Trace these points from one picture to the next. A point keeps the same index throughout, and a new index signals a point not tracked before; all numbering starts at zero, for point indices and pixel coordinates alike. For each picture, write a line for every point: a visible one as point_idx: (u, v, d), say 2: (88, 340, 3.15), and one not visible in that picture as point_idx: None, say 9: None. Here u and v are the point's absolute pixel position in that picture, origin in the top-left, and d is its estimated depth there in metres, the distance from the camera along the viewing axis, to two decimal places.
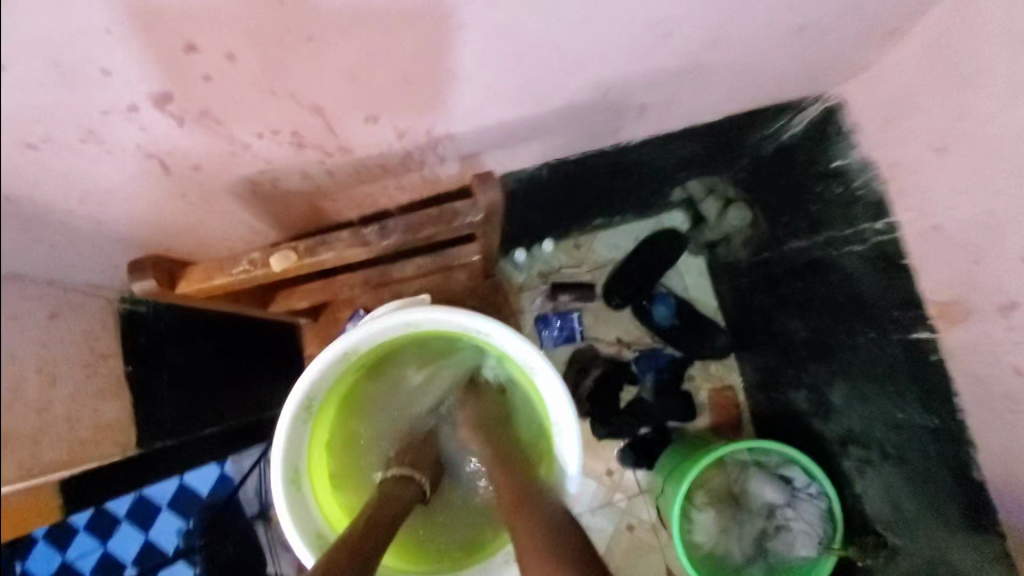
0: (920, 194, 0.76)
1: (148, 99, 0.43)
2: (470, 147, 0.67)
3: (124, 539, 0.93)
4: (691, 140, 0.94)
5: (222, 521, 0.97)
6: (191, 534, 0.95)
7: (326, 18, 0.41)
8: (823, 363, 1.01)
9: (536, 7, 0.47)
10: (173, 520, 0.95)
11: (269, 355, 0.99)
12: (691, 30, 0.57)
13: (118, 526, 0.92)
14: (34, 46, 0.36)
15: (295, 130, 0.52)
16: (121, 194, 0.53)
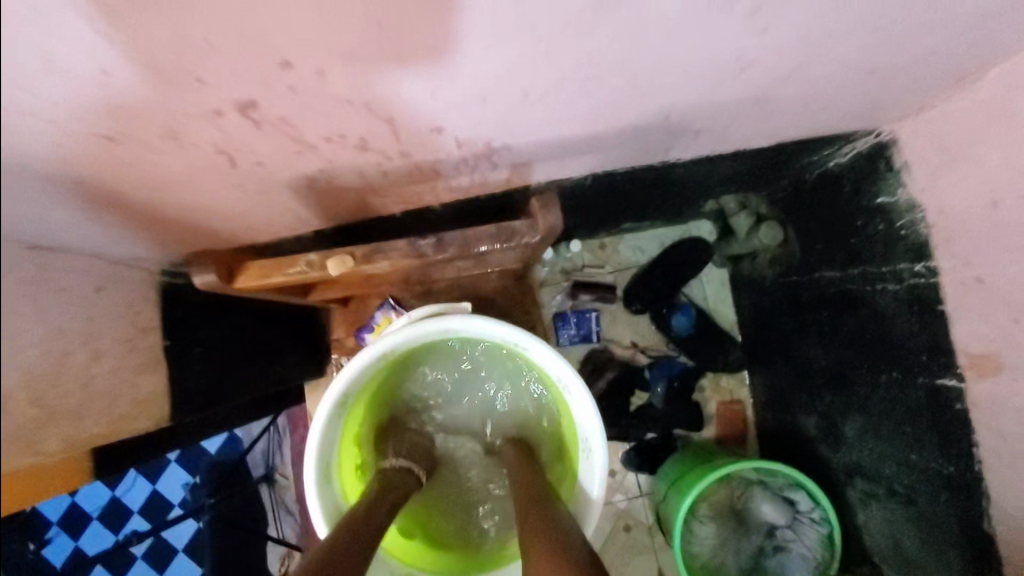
0: (967, 242, 0.75)
1: (234, 104, 0.43)
2: (525, 157, 0.67)
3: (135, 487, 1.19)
4: (736, 160, 0.95)
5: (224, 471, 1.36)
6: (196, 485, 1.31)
7: (416, 41, 0.41)
8: (841, 396, 1.02)
9: (621, 41, 0.46)
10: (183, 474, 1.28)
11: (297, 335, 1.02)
12: (767, 67, 0.55)
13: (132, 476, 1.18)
14: (135, 54, 0.36)
15: (363, 136, 0.52)
16: (186, 183, 0.54)
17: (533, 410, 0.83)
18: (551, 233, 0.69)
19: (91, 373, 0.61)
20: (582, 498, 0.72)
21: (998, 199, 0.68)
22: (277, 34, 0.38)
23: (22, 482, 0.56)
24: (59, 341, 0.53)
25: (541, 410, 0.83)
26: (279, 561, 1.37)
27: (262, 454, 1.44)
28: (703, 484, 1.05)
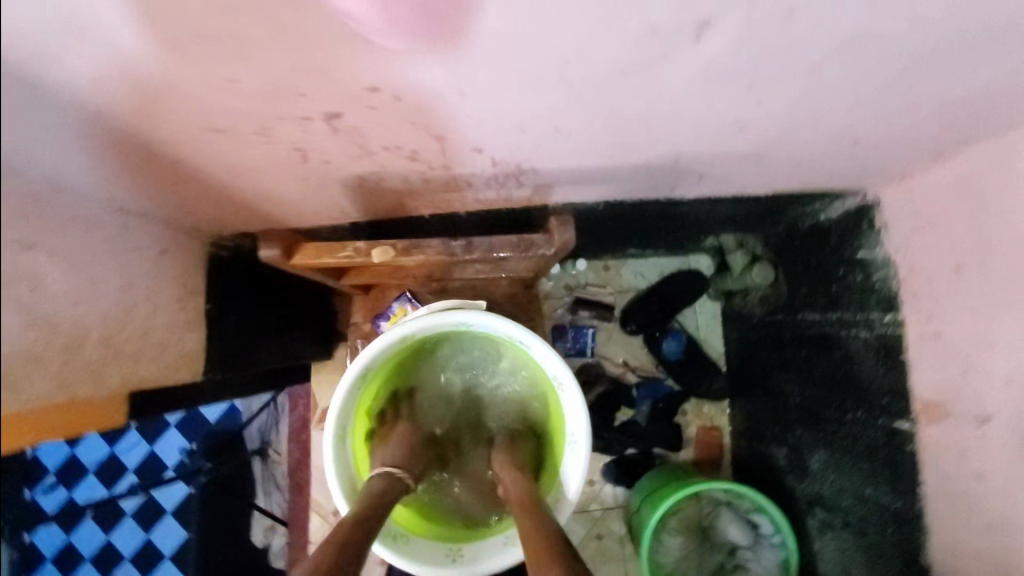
0: (931, 300, 0.83)
1: (322, 115, 0.51)
2: (548, 179, 0.75)
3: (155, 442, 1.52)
4: (735, 205, 1.06)
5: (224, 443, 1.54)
6: (193, 453, 1.54)
7: (479, 82, 0.48)
8: (811, 431, 1.09)
9: (644, 97, 0.54)
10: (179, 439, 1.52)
11: (315, 319, 1.12)
12: (762, 129, 0.64)
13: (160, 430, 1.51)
14: (257, 69, 0.44)
15: (415, 149, 0.61)
16: (259, 170, 0.63)
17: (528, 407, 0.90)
18: (564, 249, 0.74)
19: (147, 326, 0.69)
20: (560, 492, 0.80)
21: (960, 265, 0.77)
22: (372, 70, 0.45)
23: (62, 414, 0.60)
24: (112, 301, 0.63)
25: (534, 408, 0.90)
26: (262, 531, 1.50)
27: (258, 429, 1.55)
28: (671, 502, 1.12)
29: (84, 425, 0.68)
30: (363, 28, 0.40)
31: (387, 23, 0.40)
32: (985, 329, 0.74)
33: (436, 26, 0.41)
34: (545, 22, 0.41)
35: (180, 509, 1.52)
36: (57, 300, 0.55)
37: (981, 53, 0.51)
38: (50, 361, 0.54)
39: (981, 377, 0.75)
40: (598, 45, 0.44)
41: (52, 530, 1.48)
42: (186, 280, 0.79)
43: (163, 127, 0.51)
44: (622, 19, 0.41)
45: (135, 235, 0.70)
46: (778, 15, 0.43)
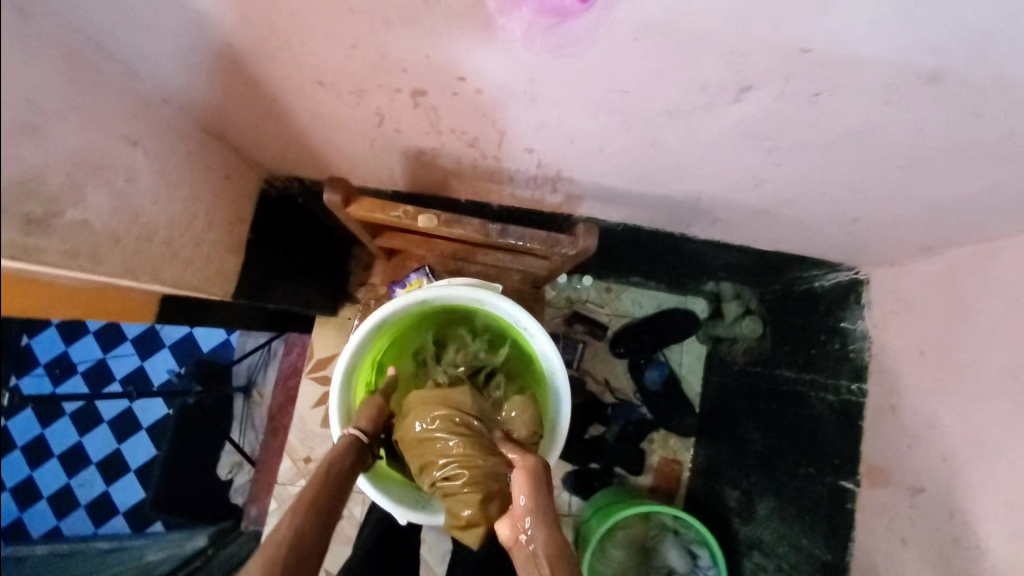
0: (894, 377, 0.92)
1: (411, 91, 0.60)
2: (580, 191, 0.84)
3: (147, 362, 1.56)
4: (743, 254, 1.13)
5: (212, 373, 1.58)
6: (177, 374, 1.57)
7: (551, 94, 0.57)
8: (764, 477, 1.17)
9: (684, 140, 0.62)
10: (170, 361, 1.57)
11: (323, 275, 1.19)
12: (774, 189, 0.72)
13: (157, 348, 1.56)
14: (375, 47, 0.53)
15: (477, 138, 0.69)
16: (338, 125, 0.71)
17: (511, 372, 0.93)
18: (584, 253, 0.80)
19: (203, 239, 0.77)
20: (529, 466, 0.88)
21: (924, 349, 0.86)
22: (466, 67, 0.54)
23: (112, 299, 0.65)
24: (178, 207, 0.70)
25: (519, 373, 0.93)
26: (229, 465, 1.58)
27: (247, 368, 1.65)
28: (619, 517, 1.19)
29: (134, 316, 0.70)
30: (498, 34, 0.48)
31: (516, 36, 0.48)
32: (937, 410, 0.82)
33: (559, 50, 0.49)
34: (627, 60, 0.50)
35: (157, 427, 1.58)
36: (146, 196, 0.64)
37: (960, 173, 0.59)
38: (128, 246, 0.62)
39: (924, 453, 0.84)
40: (657, 85, 0.53)
41: (29, 417, 1.55)
42: (239, 207, 0.87)
43: (282, 71, 0.60)
44: (682, 71, 0.50)
45: (211, 156, 0.78)
46: (807, 98, 0.51)
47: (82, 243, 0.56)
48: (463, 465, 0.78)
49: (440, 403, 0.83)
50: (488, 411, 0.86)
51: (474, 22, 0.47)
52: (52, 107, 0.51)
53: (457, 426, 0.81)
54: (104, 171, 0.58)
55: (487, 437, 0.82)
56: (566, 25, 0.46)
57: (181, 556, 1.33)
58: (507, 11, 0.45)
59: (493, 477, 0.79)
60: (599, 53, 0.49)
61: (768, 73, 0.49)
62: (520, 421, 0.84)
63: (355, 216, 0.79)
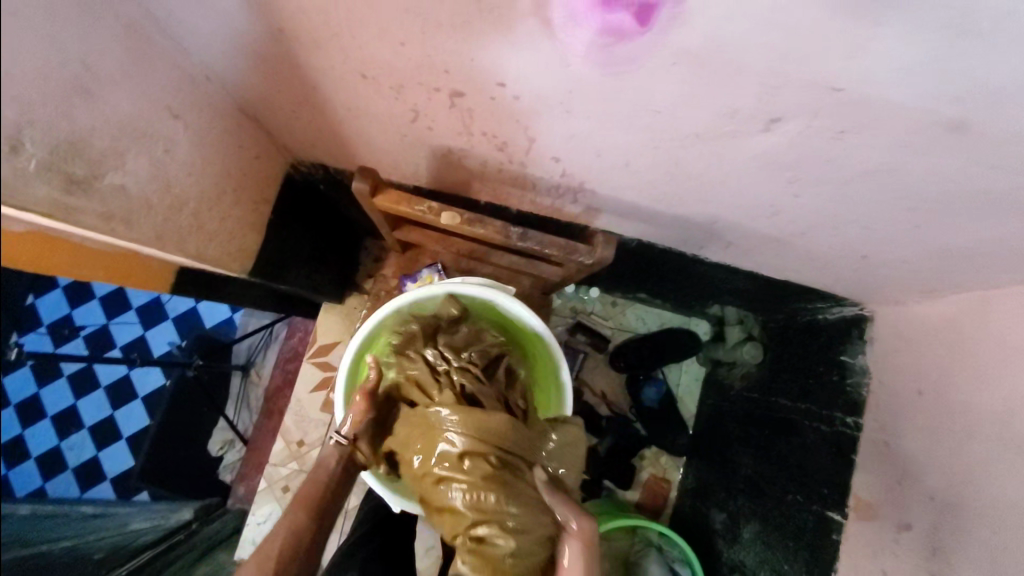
0: (890, 414, 0.93)
1: (451, 91, 0.61)
2: (598, 204, 0.86)
3: (154, 332, 1.59)
4: (751, 280, 1.13)
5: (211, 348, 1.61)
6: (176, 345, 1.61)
7: (585, 105, 0.58)
8: (750, 501, 1.19)
9: (710, 166, 0.65)
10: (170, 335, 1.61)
11: (336, 261, 1.22)
12: (788, 219, 0.74)
13: (160, 321, 1.60)
14: (423, 47, 0.54)
15: (505, 142, 0.71)
16: (371, 117, 0.73)
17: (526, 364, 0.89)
18: (602, 264, 0.81)
19: (228, 215, 0.79)
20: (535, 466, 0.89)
21: (922, 389, 0.87)
22: (507, 74, 0.56)
23: (122, 261, 0.66)
24: (207, 181, 0.72)
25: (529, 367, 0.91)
26: (221, 442, 1.62)
27: (247, 348, 1.70)
28: (603, 526, 1.21)
29: (131, 283, 0.72)
30: (550, 43, 0.49)
31: (570, 53, 0.50)
32: (929, 449, 0.84)
33: (608, 69, 0.51)
34: (669, 83, 0.52)
35: (154, 395, 1.60)
36: (179, 167, 0.66)
37: (967, 221, 0.61)
38: (158, 214, 0.64)
39: (913, 490, 0.85)
40: (690, 109, 0.55)
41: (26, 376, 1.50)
42: (265, 188, 0.89)
43: (326, 59, 0.62)
44: (715, 97, 0.52)
45: (244, 136, 0.80)
46: (832, 134, 0.53)
47: (120, 207, 0.58)
48: (502, 526, 0.66)
49: (478, 439, 0.70)
50: (528, 448, 0.73)
51: (529, 33, 0.49)
52: (103, 73, 0.53)
53: (497, 470, 0.69)
54: (145, 139, 0.59)
55: (528, 484, 0.70)
56: (622, 46, 0.48)
57: (166, 526, 1.34)
58: (568, 28, 0.47)
59: (537, 546, 0.67)
60: (647, 75, 0.51)
61: (798, 106, 0.50)
62: (562, 457, 0.77)
63: (379, 206, 0.81)
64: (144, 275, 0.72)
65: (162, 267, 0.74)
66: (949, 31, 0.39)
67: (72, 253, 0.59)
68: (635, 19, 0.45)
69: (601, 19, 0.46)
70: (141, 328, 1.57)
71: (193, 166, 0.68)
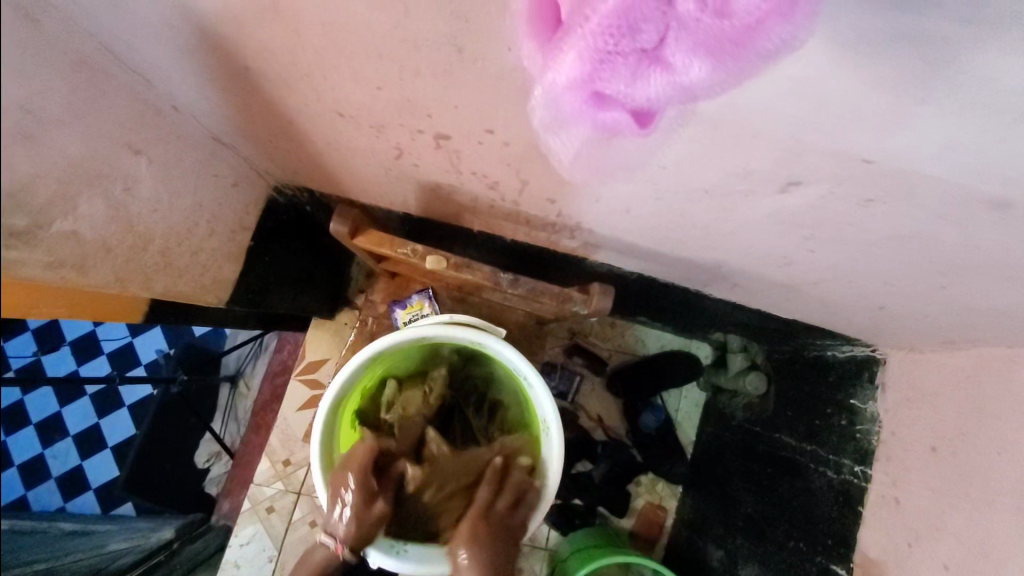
0: (901, 466, 0.89)
1: (436, 134, 0.58)
2: (597, 242, 0.81)
3: (147, 341, 1.47)
4: (758, 316, 1.08)
5: (195, 360, 1.49)
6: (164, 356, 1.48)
7: None
8: (749, 542, 1.11)
9: (717, 217, 0.59)
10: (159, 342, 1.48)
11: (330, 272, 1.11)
12: (804, 270, 0.68)
13: (148, 330, 1.46)
14: (406, 90, 0.52)
15: (497, 185, 0.67)
16: (354, 151, 0.70)
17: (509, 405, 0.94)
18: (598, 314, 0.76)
19: (203, 248, 0.75)
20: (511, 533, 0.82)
21: (937, 446, 0.82)
22: (490, 123, 0.53)
23: (71, 294, 0.56)
24: (174, 215, 0.68)
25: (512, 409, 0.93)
26: (207, 454, 1.51)
27: (236, 357, 1.58)
28: (600, 564, 1.15)
29: (92, 313, 0.60)
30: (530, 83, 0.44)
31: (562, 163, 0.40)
32: (945, 510, 0.79)
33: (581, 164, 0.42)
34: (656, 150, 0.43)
35: (138, 406, 1.50)
36: (143, 204, 0.62)
37: (999, 289, 0.55)
38: (119, 255, 0.60)
39: (927, 555, 0.80)
40: (696, 166, 0.50)
41: (46, 395, 1.47)
42: (246, 215, 0.85)
43: (305, 96, 0.59)
44: (728, 158, 0.48)
45: (218, 164, 0.77)
46: (857, 201, 0.48)
47: (71, 253, 0.54)
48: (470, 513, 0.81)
49: (454, 480, 0.84)
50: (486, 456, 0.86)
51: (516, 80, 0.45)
52: (50, 112, 0.49)
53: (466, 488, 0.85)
54: (103, 180, 0.56)
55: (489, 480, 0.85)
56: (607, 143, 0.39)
57: (147, 547, 1.26)
58: (557, 133, 0.35)
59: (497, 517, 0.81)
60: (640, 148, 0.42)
61: (820, 174, 0.46)
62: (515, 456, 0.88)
63: (363, 247, 0.78)
64: (107, 308, 0.62)
65: (127, 299, 0.63)
66: (1003, 114, 0.34)
67: (38, 296, 0.52)
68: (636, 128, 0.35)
69: (594, 117, 0.33)
70: (129, 337, 1.46)
71: (159, 201, 0.65)
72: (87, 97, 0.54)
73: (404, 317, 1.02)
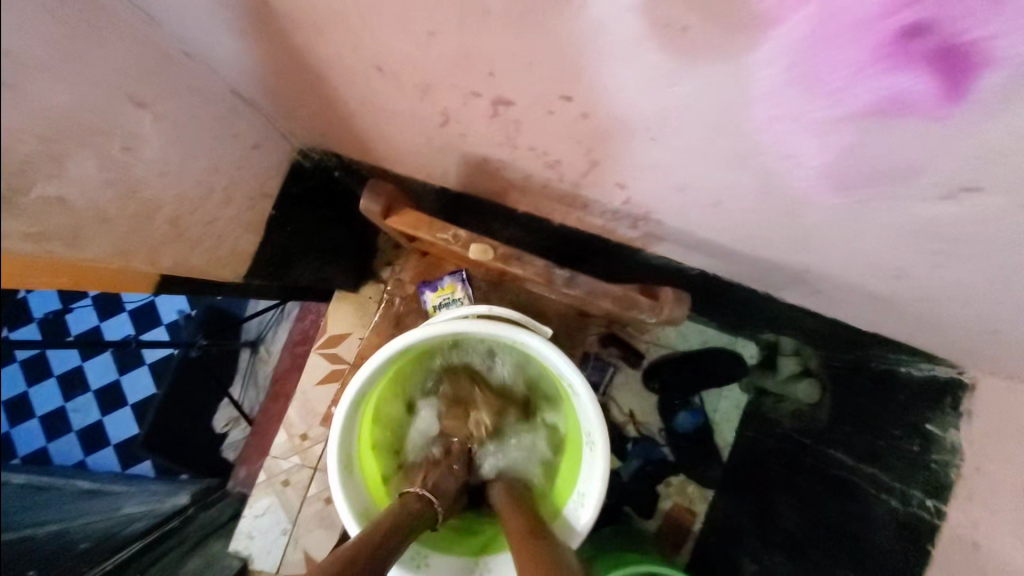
0: (984, 508, 0.78)
1: (495, 97, 0.50)
2: (662, 234, 0.70)
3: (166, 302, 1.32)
4: (826, 324, 1.00)
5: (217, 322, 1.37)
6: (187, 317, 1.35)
7: (697, 122, 0.45)
8: (790, 562, 1.01)
9: (835, 215, 0.50)
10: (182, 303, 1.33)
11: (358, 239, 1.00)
12: (922, 286, 0.56)
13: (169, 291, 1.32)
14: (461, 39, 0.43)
15: (559, 161, 0.58)
16: (391, 117, 0.61)
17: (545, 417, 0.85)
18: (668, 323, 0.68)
19: (218, 216, 0.68)
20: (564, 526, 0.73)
21: None
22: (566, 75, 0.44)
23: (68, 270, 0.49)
24: (188, 177, 0.60)
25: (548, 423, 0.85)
26: (226, 419, 1.41)
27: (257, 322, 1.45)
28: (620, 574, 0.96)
29: (90, 285, 0.53)
30: (688, 68, 0.40)
31: (804, 153, 0.44)
32: None
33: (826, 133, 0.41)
34: (916, 147, 0.39)
35: (161, 363, 1.36)
36: (149, 166, 0.55)
37: None
38: (120, 226, 0.53)
39: None
40: (834, 166, 0.44)
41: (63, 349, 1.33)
42: (269, 179, 0.78)
43: (339, 48, 0.51)
44: (882, 160, 0.41)
45: (237, 122, 0.68)
46: None
47: (66, 220, 0.46)
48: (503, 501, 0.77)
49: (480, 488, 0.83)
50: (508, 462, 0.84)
51: (658, 19, 0.36)
52: (38, 53, 0.41)
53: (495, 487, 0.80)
54: (99, 138, 0.48)
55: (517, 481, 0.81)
56: (875, 125, 0.38)
57: (162, 511, 1.21)
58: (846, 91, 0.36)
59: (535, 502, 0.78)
60: (904, 136, 0.38)
61: (1006, 181, 0.38)
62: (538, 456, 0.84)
63: (394, 228, 0.70)
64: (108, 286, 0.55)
65: (131, 273, 0.56)
66: None
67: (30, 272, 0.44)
68: (936, 72, 0.33)
69: (900, 81, 0.34)
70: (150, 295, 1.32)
71: (169, 162, 0.57)
72: (88, 36, 0.47)
73: (434, 300, 0.97)
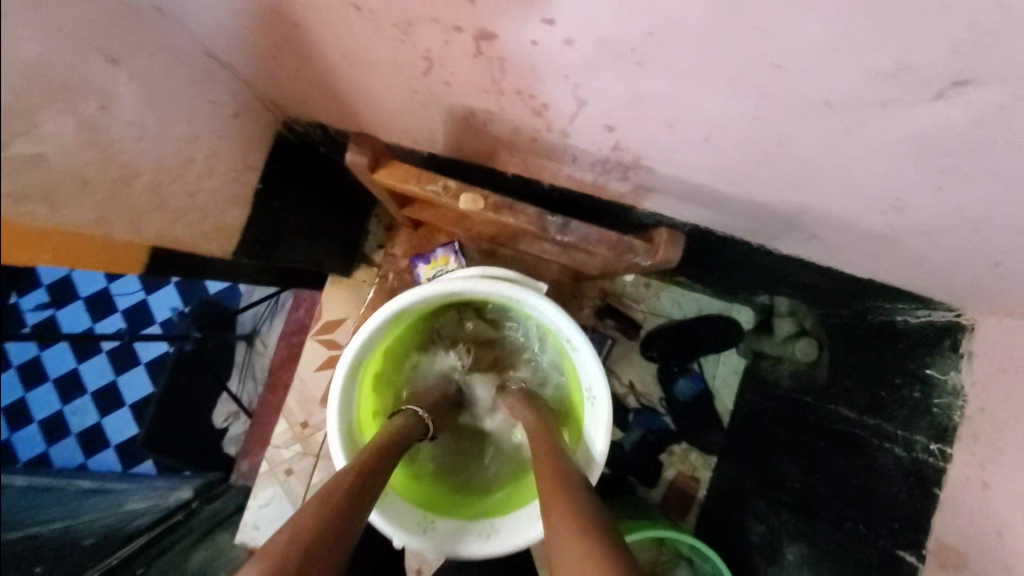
0: (993, 446, 0.75)
1: (476, 31, 0.49)
2: (653, 184, 0.69)
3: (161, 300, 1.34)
4: (819, 275, 0.98)
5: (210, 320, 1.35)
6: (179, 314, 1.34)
7: (681, 35, 0.43)
8: (797, 519, 1.01)
9: (832, 132, 0.49)
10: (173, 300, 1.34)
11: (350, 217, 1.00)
12: (923, 216, 0.56)
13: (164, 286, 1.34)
14: None
15: (545, 103, 0.58)
16: (375, 69, 0.61)
17: (540, 379, 0.85)
18: (662, 264, 0.69)
19: (201, 185, 0.66)
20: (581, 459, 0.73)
21: None
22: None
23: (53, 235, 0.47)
24: (169, 140, 0.59)
25: (544, 384, 0.84)
26: (226, 413, 1.36)
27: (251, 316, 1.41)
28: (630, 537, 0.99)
29: (80, 258, 0.52)
30: None
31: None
32: None
33: None
34: None
35: (155, 364, 1.37)
36: (127, 127, 0.53)
37: None
38: (97, 191, 0.51)
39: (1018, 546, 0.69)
40: (828, 72, 0.43)
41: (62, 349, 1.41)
42: (254, 149, 0.77)
43: None
44: (877, 50, 0.39)
45: (214, 88, 0.67)
46: None
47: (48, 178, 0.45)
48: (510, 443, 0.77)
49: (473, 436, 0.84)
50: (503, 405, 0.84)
51: None
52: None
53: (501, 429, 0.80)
54: (71, 94, 0.46)
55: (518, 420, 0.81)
56: None
57: (167, 506, 1.16)
58: None
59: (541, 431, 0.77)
60: None
61: (1005, 66, 0.36)
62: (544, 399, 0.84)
63: (384, 182, 0.70)
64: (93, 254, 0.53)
65: (115, 242, 0.54)
66: None
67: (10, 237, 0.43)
68: None
69: None
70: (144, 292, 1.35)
71: (147, 125, 0.56)
72: None
73: (428, 272, 0.95)
